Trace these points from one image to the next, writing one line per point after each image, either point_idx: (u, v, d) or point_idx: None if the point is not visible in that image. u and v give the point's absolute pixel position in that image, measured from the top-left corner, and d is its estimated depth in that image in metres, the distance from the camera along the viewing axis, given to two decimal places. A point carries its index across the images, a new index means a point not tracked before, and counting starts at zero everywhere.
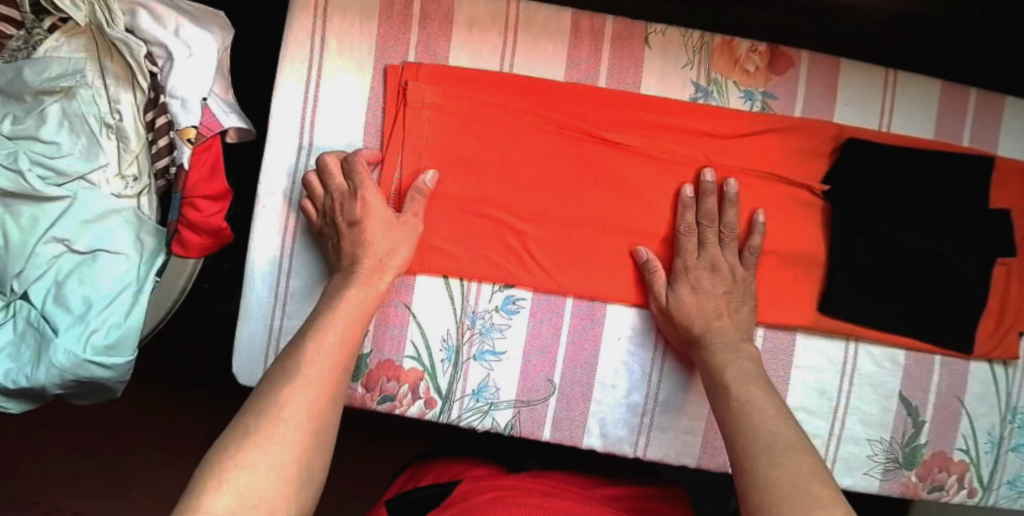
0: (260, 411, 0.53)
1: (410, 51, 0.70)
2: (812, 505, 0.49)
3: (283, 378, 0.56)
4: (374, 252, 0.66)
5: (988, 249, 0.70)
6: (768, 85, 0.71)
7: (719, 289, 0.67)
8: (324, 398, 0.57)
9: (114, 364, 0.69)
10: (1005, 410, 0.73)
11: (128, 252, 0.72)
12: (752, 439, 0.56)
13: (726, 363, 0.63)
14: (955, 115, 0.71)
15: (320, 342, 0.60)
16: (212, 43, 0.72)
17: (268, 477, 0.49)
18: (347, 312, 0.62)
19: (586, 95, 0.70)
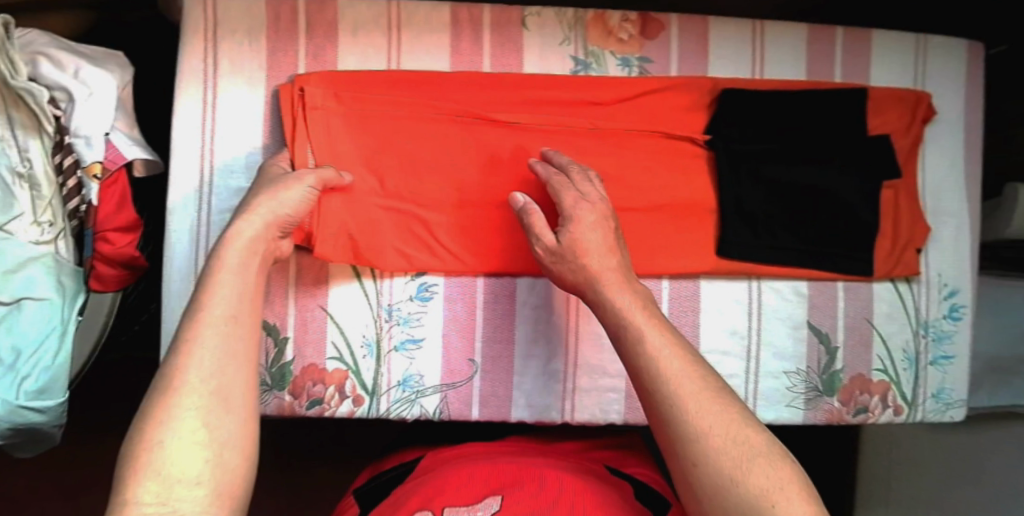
0: (159, 391, 0.47)
1: (298, 64, 0.70)
2: (751, 459, 0.48)
3: (176, 352, 0.49)
4: (257, 210, 0.59)
5: (879, 177, 0.72)
6: (644, 51, 0.71)
7: (606, 227, 0.64)
8: (230, 362, 0.49)
9: (46, 408, 0.70)
10: (916, 325, 0.75)
11: (51, 296, 0.71)
12: (677, 383, 0.53)
13: (627, 304, 0.59)
14: (827, 53, 0.72)
15: (205, 310, 0.51)
16: (112, 81, 0.71)
17: (190, 453, 0.44)
18: (236, 265, 0.55)
19: (466, 79, 0.70)
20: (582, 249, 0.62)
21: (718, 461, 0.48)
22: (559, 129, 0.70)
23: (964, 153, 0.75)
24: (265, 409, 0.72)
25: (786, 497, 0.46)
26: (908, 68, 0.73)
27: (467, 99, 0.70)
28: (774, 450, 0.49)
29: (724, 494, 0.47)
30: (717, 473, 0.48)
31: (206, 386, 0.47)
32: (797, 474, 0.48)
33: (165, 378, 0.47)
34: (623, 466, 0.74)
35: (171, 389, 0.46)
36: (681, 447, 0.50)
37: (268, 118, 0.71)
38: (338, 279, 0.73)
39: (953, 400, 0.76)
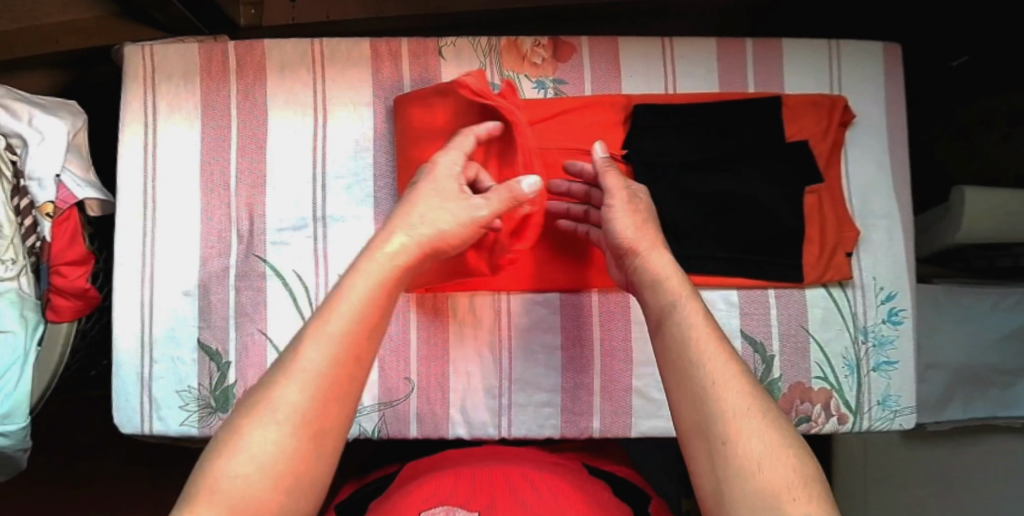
0: (247, 408, 0.43)
1: (231, 101, 0.75)
2: (781, 451, 0.43)
3: (281, 369, 0.45)
4: (410, 219, 0.55)
5: (799, 181, 0.73)
6: (557, 73, 0.75)
7: (652, 220, 0.62)
8: (328, 388, 0.44)
9: (10, 432, 0.73)
10: (855, 330, 0.74)
11: (14, 328, 0.74)
12: (712, 364, 0.48)
13: (671, 285, 0.55)
14: (735, 67, 0.76)
15: (329, 319, 0.47)
16: (63, 126, 0.77)
17: (257, 485, 0.41)
18: (368, 275, 0.50)
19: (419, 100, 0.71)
20: (628, 239, 0.59)
21: (745, 447, 0.44)
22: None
23: (887, 156, 0.76)
24: (211, 431, 0.74)
25: (810, 494, 0.42)
26: (823, 77, 0.76)
27: (428, 121, 0.71)
28: (799, 448, 0.45)
29: (744, 482, 0.43)
30: (743, 459, 0.43)
31: (291, 412, 0.43)
32: (821, 475, 0.43)
33: (252, 401, 0.43)
34: (601, 464, 0.74)
35: (254, 415, 0.42)
36: (705, 428, 0.46)
37: (205, 152, 0.75)
38: (274, 301, 0.74)
39: (901, 407, 0.74)
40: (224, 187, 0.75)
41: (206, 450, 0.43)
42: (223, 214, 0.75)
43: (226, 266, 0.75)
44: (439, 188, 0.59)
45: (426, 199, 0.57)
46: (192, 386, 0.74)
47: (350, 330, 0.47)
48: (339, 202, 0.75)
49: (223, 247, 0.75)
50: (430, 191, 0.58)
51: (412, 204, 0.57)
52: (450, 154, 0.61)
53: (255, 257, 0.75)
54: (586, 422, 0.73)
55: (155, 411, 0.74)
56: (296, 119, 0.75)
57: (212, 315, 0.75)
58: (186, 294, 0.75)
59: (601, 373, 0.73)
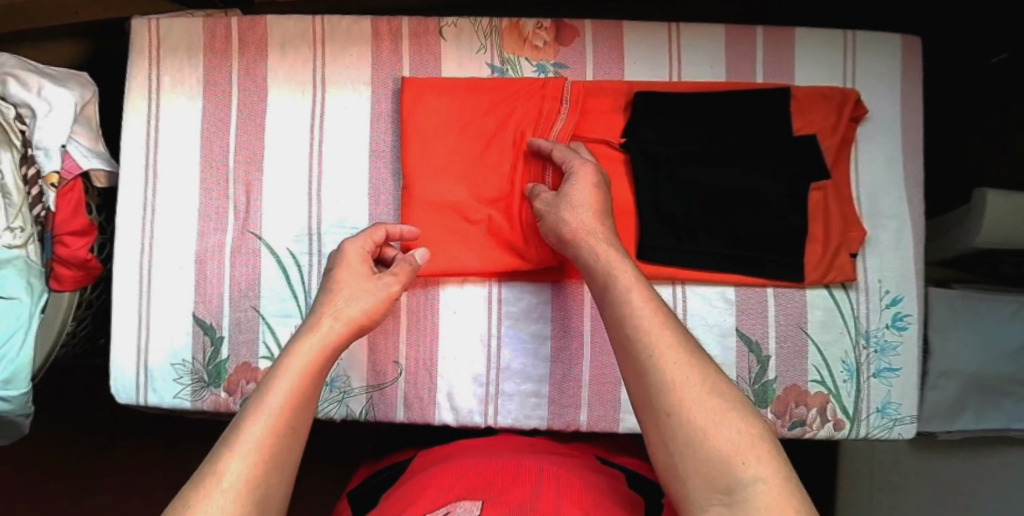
0: (193, 483, 0.44)
1: (232, 77, 0.76)
2: (724, 412, 0.45)
3: (223, 447, 0.46)
4: (336, 303, 0.59)
5: (806, 177, 0.70)
6: (559, 57, 0.75)
7: (594, 202, 0.63)
8: (261, 469, 0.46)
9: (11, 397, 0.73)
10: (856, 335, 0.72)
11: (20, 295, 0.76)
12: (653, 338, 0.50)
13: (614, 264, 0.57)
14: (746, 56, 0.74)
15: (266, 401, 0.49)
16: (71, 97, 0.78)
17: None
18: (309, 347, 0.54)
19: (434, 92, 0.73)
20: (570, 228, 0.62)
21: (690, 412, 0.45)
22: (513, 134, 0.72)
23: (901, 153, 0.73)
24: (203, 404, 0.75)
25: (757, 453, 0.43)
26: (836, 70, 0.74)
27: (445, 115, 0.72)
28: (742, 405, 0.46)
29: (695, 447, 0.44)
30: (689, 425, 0.45)
31: (227, 494, 0.43)
32: (768, 433, 0.45)
33: (190, 483, 0.44)
34: (609, 455, 0.71)
35: (195, 494, 0.43)
36: (651, 399, 0.47)
37: (206, 128, 0.76)
38: (268, 278, 0.75)
39: (901, 416, 0.72)
40: (223, 163, 0.76)
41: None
42: (221, 189, 0.76)
43: (222, 241, 0.76)
44: (352, 269, 0.62)
45: (346, 287, 0.61)
46: (186, 359, 0.75)
47: (283, 407, 0.49)
48: (334, 182, 0.75)
49: (219, 222, 0.76)
50: (350, 277, 0.61)
51: (339, 288, 0.60)
52: (360, 241, 0.65)
53: (250, 234, 0.76)
54: (574, 414, 0.72)
55: (150, 382, 0.76)
56: (296, 97, 0.76)
57: (207, 289, 0.76)
58: (182, 268, 0.76)
59: (590, 365, 0.72)
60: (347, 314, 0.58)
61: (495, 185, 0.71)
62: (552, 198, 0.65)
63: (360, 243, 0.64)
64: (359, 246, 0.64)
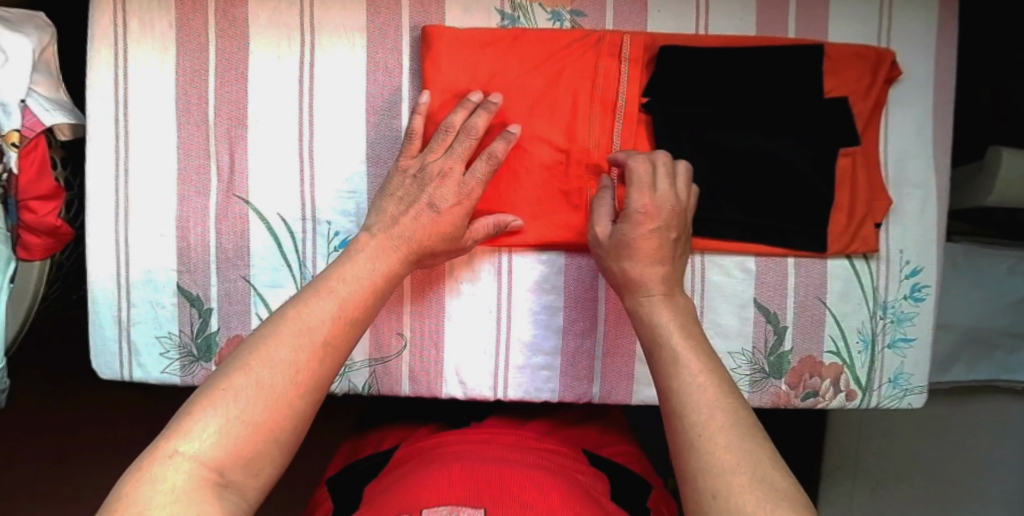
0: (252, 348, 0.50)
1: (209, 21, 0.68)
2: (777, 504, 0.42)
3: (281, 329, 0.52)
4: (400, 226, 0.62)
5: (834, 142, 0.67)
6: (575, 3, 0.68)
7: (651, 251, 0.61)
8: (319, 361, 0.52)
9: None
10: (874, 305, 0.70)
11: None
12: (703, 414, 0.48)
13: (668, 326, 0.57)
14: (776, 7, 0.68)
15: (331, 292, 0.56)
16: (30, 44, 0.70)
17: (238, 421, 0.46)
18: (366, 267, 0.60)
19: (453, 45, 0.66)
20: (631, 279, 0.61)
21: (739, 500, 0.42)
22: (562, 93, 0.67)
23: (930, 116, 0.70)
24: (193, 380, 0.71)
25: None
26: (870, 24, 0.69)
27: (471, 72, 0.67)
28: (799, 500, 0.42)
29: None
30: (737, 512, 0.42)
31: (289, 377, 0.49)
32: None
33: (252, 348, 0.50)
34: (597, 447, 0.69)
35: (240, 370, 0.49)
36: (695, 481, 0.45)
37: (181, 79, 0.69)
38: (257, 246, 0.70)
39: (911, 386, 0.71)
40: (202, 118, 0.69)
41: (200, 387, 0.49)
42: (202, 148, 0.69)
43: (205, 206, 0.70)
44: (462, 193, 0.64)
45: (443, 222, 0.63)
46: (172, 332, 0.71)
47: (348, 315, 0.56)
48: (329, 142, 0.69)
49: (201, 184, 0.70)
50: (449, 211, 0.63)
51: (439, 217, 0.63)
52: (480, 161, 0.64)
53: (237, 197, 0.70)
54: (584, 387, 0.70)
55: (135, 357, 0.72)
56: (281, 46, 0.69)
57: (192, 259, 0.70)
58: (163, 235, 0.70)
59: (603, 337, 0.70)
60: (416, 251, 0.63)
61: (532, 150, 0.67)
62: (607, 238, 0.63)
63: (482, 175, 0.64)
64: (479, 170, 0.64)
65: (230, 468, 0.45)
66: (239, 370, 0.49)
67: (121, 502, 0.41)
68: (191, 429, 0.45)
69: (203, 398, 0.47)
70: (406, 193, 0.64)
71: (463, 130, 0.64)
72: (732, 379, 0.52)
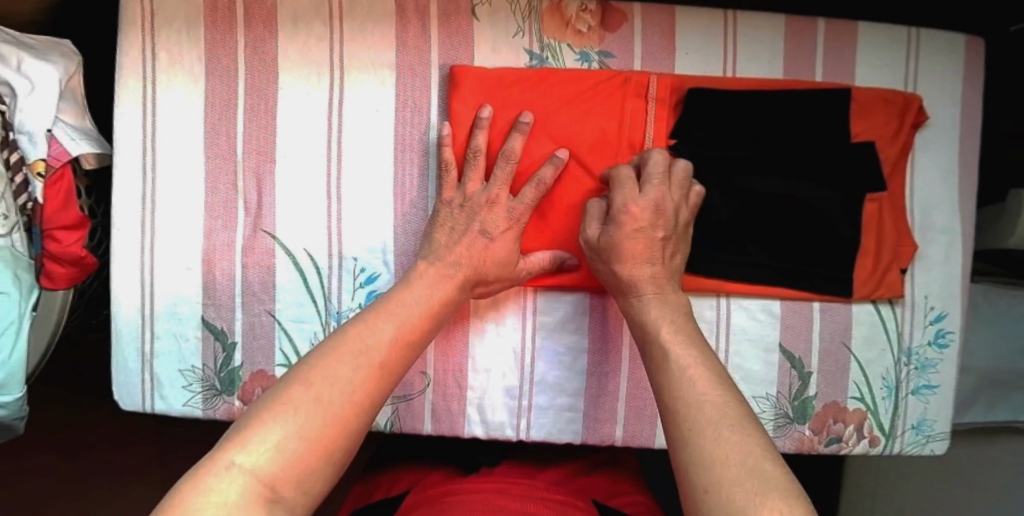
0: (312, 365, 0.52)
1: (238, 55, 0.69)
2: (766, 493, 0.41)
3: (341, 351, 0.53)
4: (454, 249, 0.63)
5: (863, 188, 0.67)
6: (604, 44, 0.69)
7: (639, 253, 0.61)
8: (375, 381, 0.53)
9: (5, 403, 0.67)
10: (899, 351, 0.70)
11: (9, 290, 0.67)
12: (694, 410, 0.49)
13: (660, 327, 0.58)
14: (805, 52, 0.69)
15: (385, 317, 0.58)
16: (56, 73, 0.70)
17: (293, 436, 0.46)
18: (419, 292, 0.61)
19: (481, 84, 0.67)
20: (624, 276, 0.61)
21: (730, 492, 0.43)
22: (590, 133, 0.67)
23: (955, 162, 0.70)
24: (214, 414, 0.71)
25: None
26: (897, 70, 0.69)
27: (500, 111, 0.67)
28: (791, 488, 0.42)
29: None
30: (728, 503, 0.42)
31: (348, 395, 0.50)
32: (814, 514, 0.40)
33: (314, 364, 0.52)
34: (607, 496, 0.67)
35: (299, 385, 0.49)
36: (689, 476, 0.46)
37: (209, 113, 0.69)
38: (283, 280, 0.70)
39: (935, 432, 0.71)
40: (230, 152, 0.69)
41: (253, 406, 0.49)
42: (229, 182, 0.69)
43: (231, 240, 0.70)
44: (511, 220, 0.64)
45: (495, 249, 0.64)
46: (196, 365, 0.71)
47: (405, 338, 0.57)
48: (357, 178, 0.69)
49: (228, 217, 0.70)
50: (499, 238, 0.64)
51: (491, 244, 0.64)
52: (527, 188, 0.64)
53: (263, 232, 0.70)
54: (608, 428, 0.70)
55: (157, 389, 0.71)
56: (310, 82, 0.69)
57: (216, 292, 0.70)
58: (188, 268, 0.70)
59: (627, 381, 0.70)
60: (473, 275, 0.63)
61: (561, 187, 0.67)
62: (600, 234, 0.63)
63: (529, 201, 0.64)
64: (526, 197, 0.64)
65: (283, 485, 0.44)
66: (298, 385, 0.50)
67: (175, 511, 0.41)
68: (246, 441, 0.45)
69: (263, 411, 0.48)
70: (456, 223, 0.64)
71: (503, 154, 0.64)
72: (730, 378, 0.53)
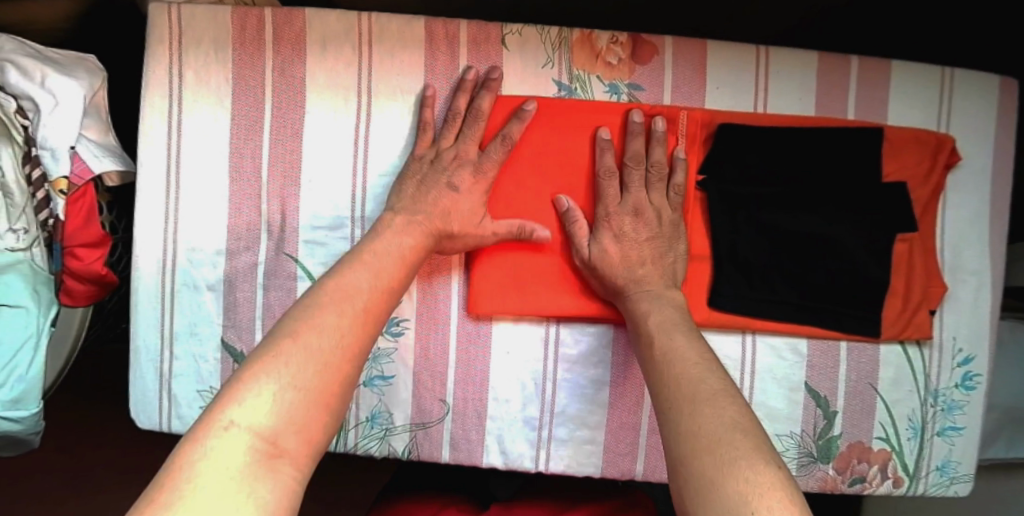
0: (295, 317, 0.51)
1: (266, 77, 0.68)
2: (737, 457, 0.44)
3: (324, 301, 0.52)
4: (422, 202, 0.63)
5: (894, 229, 0.66)
6: (633, 77, 0.68)
7: (620, 258, 0.63)
8: (359, 329, 0.52)
9: (21, 418, 0.66)
10: (925, 392, 0.69)
11: (26, 303, 0.68)
12: (678, 387, 0.52)
13: (651, 317, 0.59)
14: (838, 89, 0.68)
15: (365, 265, 0.57)
16: (80, 89, 0.67)
17: (288, 391, 0.45)
18: (393, 243, 0.60)
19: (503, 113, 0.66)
20: (620, 276, 0.63)
21: (702, 458, 0.45)
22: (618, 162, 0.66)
23: (987, 204, 0.69)
24: None
25: (767, 495, 0.41)
26: (930, 110, 0.68)
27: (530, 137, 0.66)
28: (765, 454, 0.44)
29: (708, 491, 0.43)
30: (701, 468, 0.44)
31: (337, 344, 0.50)
32: (782, 474, 0.43)
33: (299, 315, 0.51)
34: None
35: (288, 340, 0.48)
36: (670, 445, 0.48)
37: (234, 134, 0.68)
38: None
39: (959, 474, 0.70)
40: (254, 173, 0.69)
41: (245, 359, 0.47)
42: (253, 204, 0.69)
43: (253, 262, 0.69)
44: (478, 174, 0.64)
45: (463, 202, 0.64)
46: (214, 386, 0.70)
47: (385, 285, 0.57)
48: (381, 203, 0.69)
49: (251, 239, 0.69)
50: (467, 191, 0.64)
51: (458, 197, 0.64)
52: (495, 144, 0.64)
53: (286, 255, 0.69)
54: (628, 462, 0.70)
55: (174, 409, 0.71)
56: (338, 105, 0.68)
57: (237, 314, 0.70)
58: (209, 288, 0.70)
59: (650, 414, 0.69)
60: (438, 227, 0.63)
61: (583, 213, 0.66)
62: (594, 239, 0.64)
63: (497, 157, 0.64)
64: (494, 153, 0.64)
65: (286, 437, 0.43)
66: (287, 339, 0.48)
67: (175, 479, 0.39)
68: (242, 396, 0.44)
69: (249, 369, 0.46)
70: (424, 176, 0.65)
71: (474, 113, 0.65)
72: (720, 363, 0.54)
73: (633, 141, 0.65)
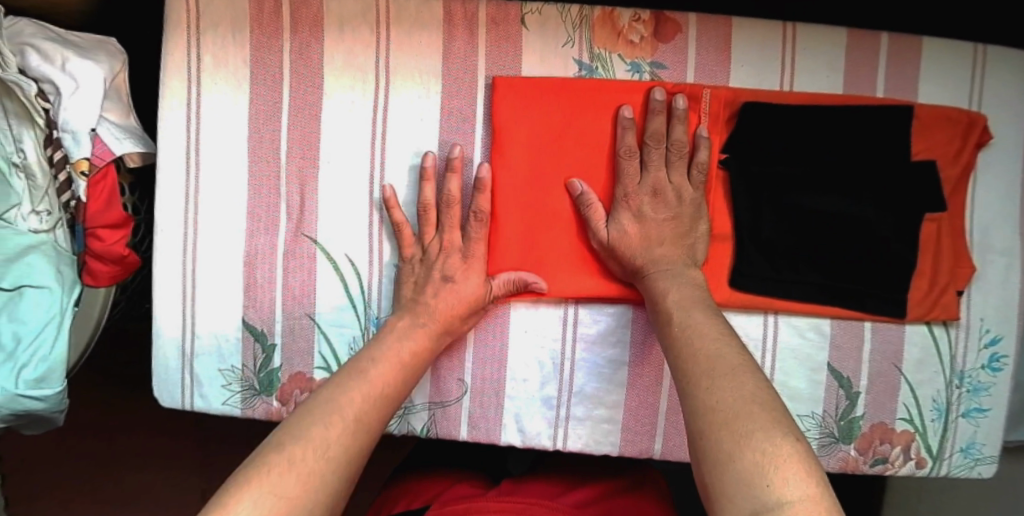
0: (296, 424, 0.51)
1: (284, 60, 0.68)
2: (755, 435, 0.43)
3: (322, 410, 0.53)
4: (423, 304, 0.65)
5: (922, 209, 0.65)
6: (656, 55, 0.67)
7: (639, 238, 0.63)
8: (350, 440, 0.52)
9: (45, 396, 0.64)
10: (950, 374, 0.68)
11: (51, 284, 0.67)
12: (698, 363, 0.51)
13: (667, 294, 0.59)
14: (866, 67, 0.66)
15: (367, 375, 0.58)
16: (99, 72, 0.67)
17: (280, 487, 0.45)
18: (390, 352, 0.61)
19: (522, 92, 0.65)
20: (641, 258, 0.63)
21: (720, 435, 0.44)
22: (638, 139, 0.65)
23: (1019, 183, 0.67)
24: (253, 413, 0.71)
25: (785, 474, 0.40)
26: (962, 88, 0.67)
27: (547, 115, 0.65)
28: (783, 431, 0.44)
29: (725, 468, 0.42)
30: (718, 447, 0.44)
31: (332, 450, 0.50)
32: (801, 451, 0.42)
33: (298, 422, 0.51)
34: None
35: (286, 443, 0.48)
36: (689, 421, 0.48)
37: (254, 117, 0.68)
38: (324, 286, 0.69)
39: (983, 456, 0.69)
40: (273, 155, 0.69)
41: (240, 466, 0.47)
42: (272, 186, 0.69)
43: (273, 245, 0.70)
44: (466, 258, 0.66)
45: (462, 290, 0.65)
46: (236, 365, 0.71)
47: (376, 395, 0.57)
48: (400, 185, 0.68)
49: (271, 222, 0.69)
50: (462, 278, 0.65)
51: (454, 286, 0.65)
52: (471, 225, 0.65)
53: (305, 237, 0.69)
54: (646, 442, 0.70)
55: (197, 388, 0.72)
56: (357, 87, 0.68)
57: (257, 295, 0.70)
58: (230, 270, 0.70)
59: (669, 395, 0.69)
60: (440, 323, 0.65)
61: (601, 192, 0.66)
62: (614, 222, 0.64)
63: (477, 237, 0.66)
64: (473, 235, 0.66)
65: None
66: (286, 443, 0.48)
67: None
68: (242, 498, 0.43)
69: (247, 475, 0.45)
70: (417, 278, 0.66)
71: (442, 201, 0.66)
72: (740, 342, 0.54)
73: (655, 120, 0.64)
